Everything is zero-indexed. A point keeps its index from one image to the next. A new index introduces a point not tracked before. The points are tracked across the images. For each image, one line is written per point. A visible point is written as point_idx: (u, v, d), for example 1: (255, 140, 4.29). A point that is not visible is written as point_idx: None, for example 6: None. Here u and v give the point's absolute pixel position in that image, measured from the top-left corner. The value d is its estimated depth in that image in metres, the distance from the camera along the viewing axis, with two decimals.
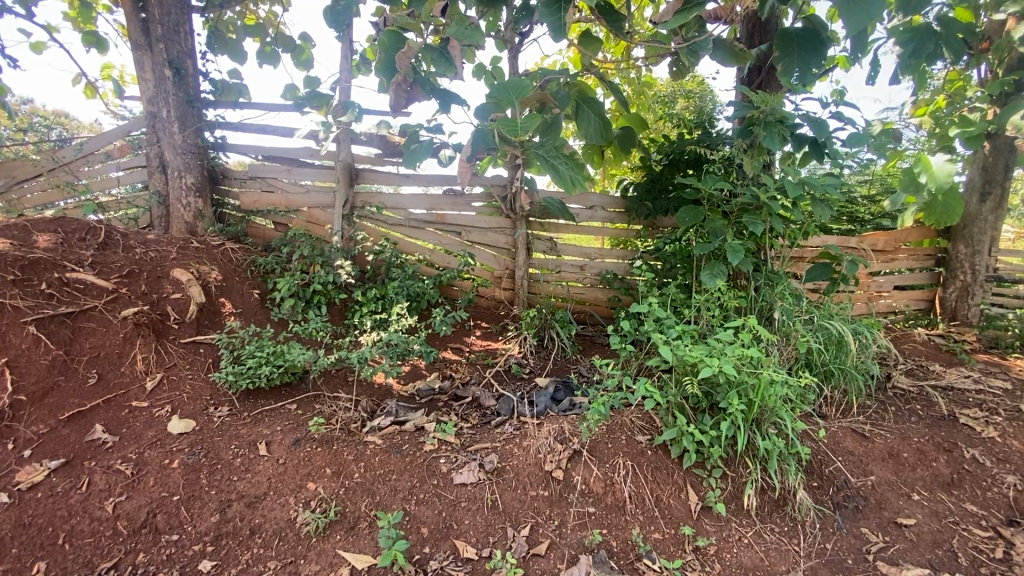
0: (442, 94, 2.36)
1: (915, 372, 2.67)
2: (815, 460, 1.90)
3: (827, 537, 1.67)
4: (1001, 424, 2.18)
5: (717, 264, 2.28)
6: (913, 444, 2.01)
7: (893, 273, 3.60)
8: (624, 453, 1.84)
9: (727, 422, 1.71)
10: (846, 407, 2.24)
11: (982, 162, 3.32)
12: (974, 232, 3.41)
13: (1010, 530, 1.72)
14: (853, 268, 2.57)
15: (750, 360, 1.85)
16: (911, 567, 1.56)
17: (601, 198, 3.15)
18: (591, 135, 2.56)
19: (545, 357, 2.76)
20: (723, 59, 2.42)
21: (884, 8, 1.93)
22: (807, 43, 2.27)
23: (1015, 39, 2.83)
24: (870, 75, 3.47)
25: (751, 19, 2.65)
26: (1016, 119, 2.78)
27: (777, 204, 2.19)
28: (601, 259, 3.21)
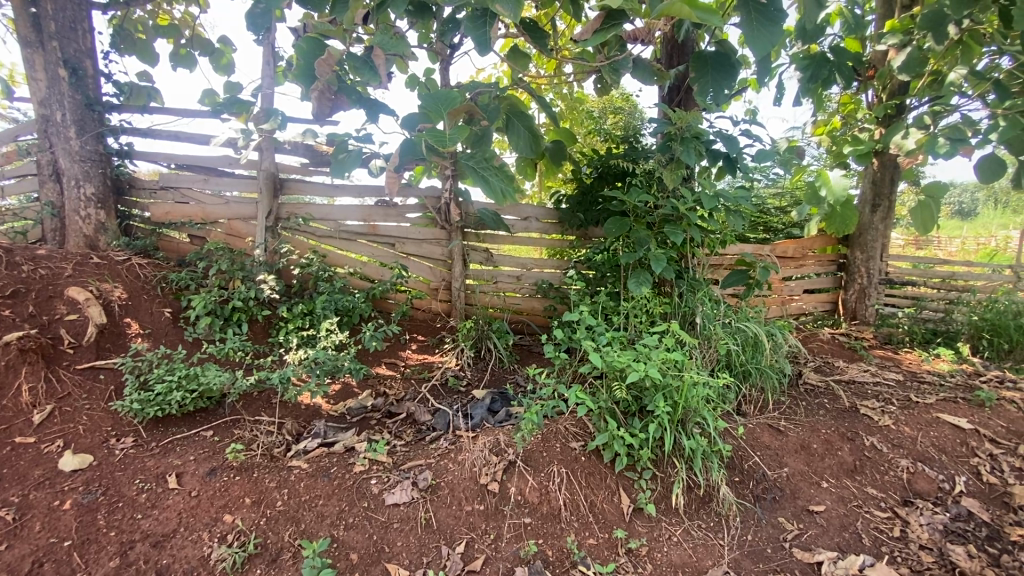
0: (368, 103, 2.30)
1: (823, 368, 2.89)
2: (736, 456, 2.00)
3: (748, 529, 1.77)
4: (895, 412, 2.41)
5: (643, 272, 2.37)
6: (821, 436, 2.18)
7: (802, 277, 3.89)
8: (559, 460, 1.85)
9: (655, 424, 1.77)
10: (763, 404, 2.39)
11: (873, 177, 3.70)
12: (868, 240, 3.78)
13: (904, 509, 1.90)
14: (766, 274, 2.76)
15: (675, 363, 1.94)
16: (822, 551, 1.69)
17: (535, 209, 3.20)
18: (522, 148, 2.59)
19: (482, 369, 2.74)
20: (641, 78, 2.50)
21: (784, 36, 2.11)
22: (720, 66, 2.43)
23: (896, 67, 3.17)
24: (777, 97, 3.77)
25: (669, 42, 2.83)
26: (898, 139, 3.12)
27: (695, 215, 2.32)
28: (537, 269, 3.24)
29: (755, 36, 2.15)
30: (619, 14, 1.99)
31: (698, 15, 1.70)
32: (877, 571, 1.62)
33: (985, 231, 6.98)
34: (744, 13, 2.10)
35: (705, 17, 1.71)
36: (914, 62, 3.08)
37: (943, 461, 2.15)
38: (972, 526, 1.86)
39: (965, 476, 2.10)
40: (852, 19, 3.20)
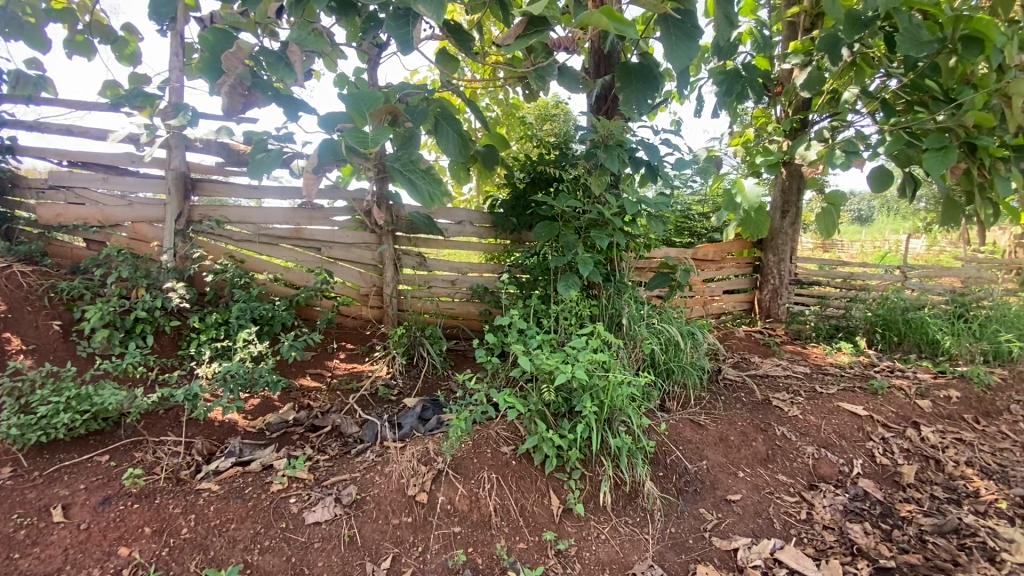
0: (286, 100, 2.19)
1: (740, 363, 3.08)
2: (660, 452, 2.06)
3: (671, 522, 1.83)
4: (802, 403, 2.61)
5: (571, 275, 2.41)
6: (738, 428, 2.31)
7: (722, 279, 4.12)
8: (489, 466, 1.84)
9: (583, 424, 1.80)
10: (685, 401, 2.50)
11: (783, 185, 3.99)
12: (779, 243, 4.07)
13: (810, 493, 2.05)
14: (687, 276, 2.92)
15: (601, 364, 1.98)
16: (738, 538, 1.79)
17: (469, 213, 3.18)
18: (452, 151, 2.54)
19: (414, 376, 2.68)
20: (567, 85, 2.60)
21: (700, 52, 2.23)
22: (642, 78, 2.52)
23: (799, 84, 3.43)
24: (697, 109, 3.99)
25: (596, 52, 2.90)
26: (802, 151, 3.39)
27: (620, 220, 2.40)
28: (472, 272, 3.24)
29: (675, 50, 2.24)
30: (542, 21, 2.01)
31: (615, 27, 1.75)
32: (786, 553, 1.73)
33: (878, 235, 7.76)
34: (666, 27, 2.20)
35: (622, 29, 1.76)
36: (814, 81, 3.35)
37: (843, 446, 2.34)
38: (866, 504, 2.04)
39: (862, 458, 2.30)
40: (761, 39, 3.44)
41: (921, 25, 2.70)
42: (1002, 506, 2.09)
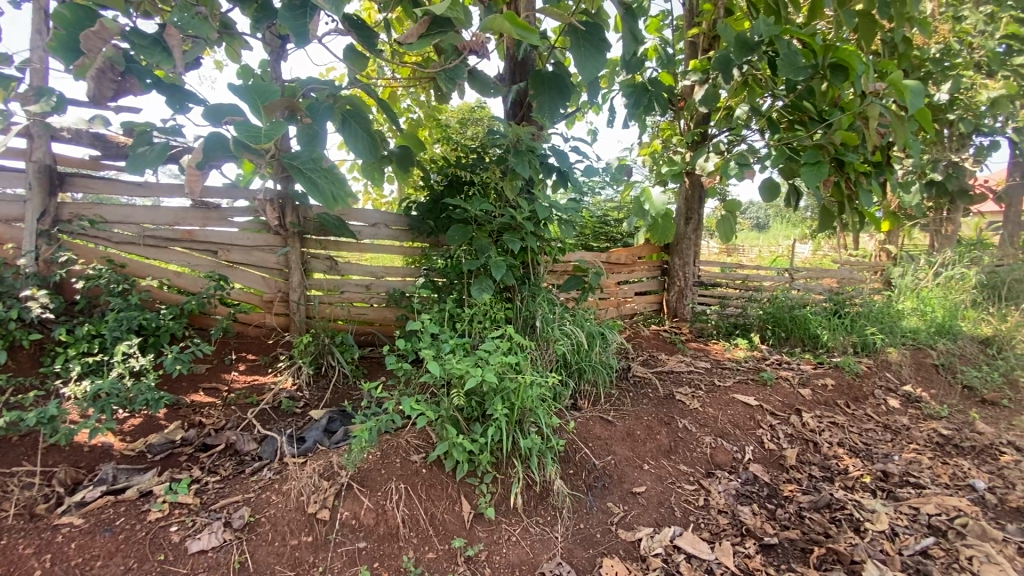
0: (166, 88, 2.00)
1: (648, 361, 3.24)
2: (569, 449, 2.11)
3: (580, 518, 1.88)
4: (702, 396, 2.79)
5: (485, 278, 2.41)
6: (644, 422, 2.42)
7: (634, 281, 4.30)
8: (398, 476, 1.78)
9: (493, 428, 1.80)
10: (596, 399, 2.59)
11: (687, 194, 4.27)
12: (684, 248, 4.33)
13: (708, 480, 2.20)
14: (598, 279, 3.03)
15: (512, 366, 1.99)
16: (641, 528, 1.87)
17: (383, 215, 3.08)
18: (362, 151, 2.43)
19: (322, 387, 2.55)
20: (479, 89, 2.61)
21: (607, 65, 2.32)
22: (553, 86, 2.57)
23: (698, 100, 3.69)
24: (610, 119, 4.16)
25: (511, 59, 2.93)
26: (701, 162, 3.64)
27: (531, 225, 2.43)
28: (386, 276, 3.11)
29: (584, 60, 2.31)
30: (444, 22, 2.01)
31: (517, 32, 1.79)
32: (684, 539, 1.84)
33: (771, 241, 8.56)
34: (575, 37, 2.27)
35: (524, 36, 1.80)
36: (711, 97, 3.62)
37: (737, 434, 2.53)
38: (755, 487, 2.22)
39: (753, 445, 2.50)
40: (664, 56, 3.67)
41: (798, 51, 3.01)
42: (865, 480, 2.36)
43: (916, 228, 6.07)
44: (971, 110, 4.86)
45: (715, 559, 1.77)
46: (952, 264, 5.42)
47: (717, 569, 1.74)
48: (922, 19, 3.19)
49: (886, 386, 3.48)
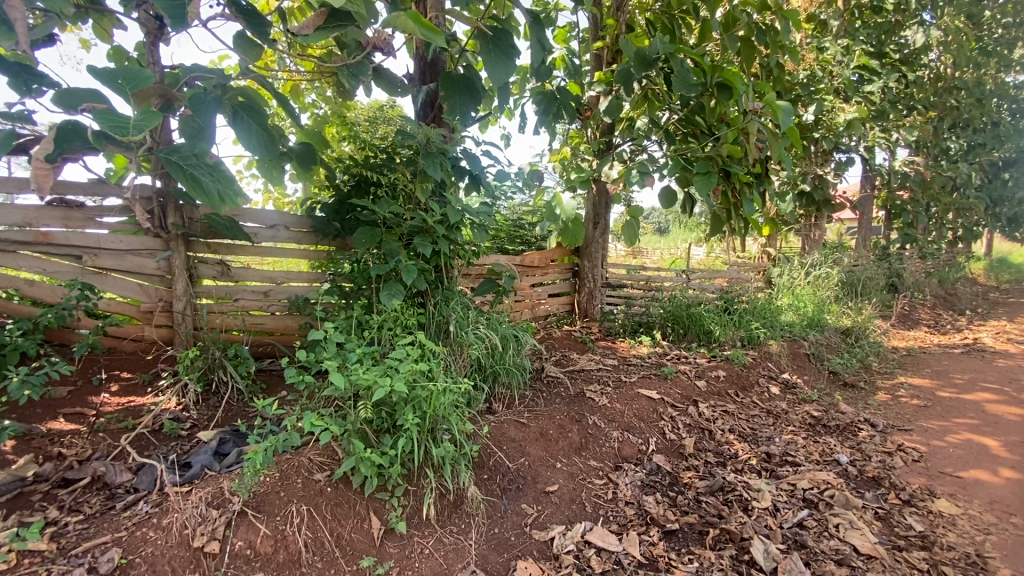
0: (11, 67, 1.71)
1: (561, 361, 3.33)
2: (483, 454, 2.09)
3: (494, 523, 1.88)
4: (610, 392, 2.91)
5: (395, 283, 2.31)
6: (556, 422, 2.47)
7: (546, 283, 4.37)
8: (299, 498, 1.67)
9: (404, 439, 1.73)
10: (509, 401, 2.61)
11: (594, 200, 4.43)
12: (592, 251, 4.50)
13: (616, 473, 2.30)
14: (511, 282, 3.04)
15: (423, 374, 1.94)
16: (554, 527, 1.91)
17: (282, 216, 2.85)
18: (260, 149, 2.13)
19: (213, 406, 2.33)
20: (386, 87, 2.53)
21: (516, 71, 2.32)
22: (463, 88, 2.52)
23: (603, 110, 3.87)
24: (521, 125, 4.23)
25: (421, 59, 2.87)
26: (607, 169, 3.82)
27: (442, 228, 2.37)
28: (287, 282, 2.91)
29: (494, 64, 2.30)
30: (344, 16, 1.93)
31: (422, 32, 1.75)
32: (594, 533, 1.90)
33: (671, 244, 9.20)
34: (483, 41, 2.25)
35: (429, 36, 1.77)
36: (614, 108, 3.81)
37: (642, 428, 2.68)
38: (658, 476, 2.36)
39: (656, 437, 2.66)
40: (572, 66, 3.79)
41: (689, 69, 3.26)
42: (753, 462, 2.60)
43: (791, 233, 6.81)
44: (832, 130, 5.55)
45: (623, 550, 1.85)
46: (819, 265, 6.16)
47: (625, 559, 1.82)
48: (792, 47, 3.59)
49: (768, 375, 3.87)
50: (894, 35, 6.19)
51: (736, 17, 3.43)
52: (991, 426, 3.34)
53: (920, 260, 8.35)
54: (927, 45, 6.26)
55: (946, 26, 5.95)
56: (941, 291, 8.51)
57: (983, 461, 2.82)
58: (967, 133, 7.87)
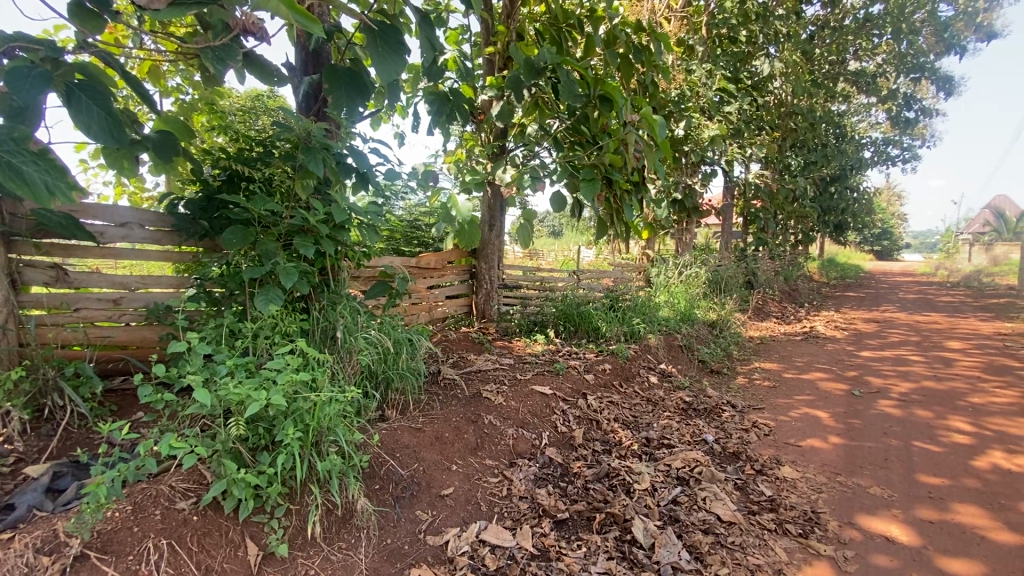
0: None
1: (458, 362, 3.32)
2: (374, 464, 2.02)
3: (387, 533, 1.82)
4: (505, 391, 2.96)
5: (273, 287, 2.10)
6: (452, 424, 2.45)
7: (444, 284, 4.33)
8: (157, 532, 1.48)
9: (283, 455, 1.60)
10: (403, 407, 2.55)
11: (489, 203, 4.43)
12: (488, 252, 4.55)
13: (510, 470, 2.35)
14: (405, 284, 2.90)
15: (306, 384, 1.81)
16: (449, 530, 1.90)
17: (136, 212, 2.51)
18: (98, 134, 1.69)
19: (46, 435, 1.97)
20: (258, 75, 2.33)
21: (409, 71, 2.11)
22: (351, 80, 2.22)
23: (495, 114, 3.93)
24: (414, 125, 4.16)
25: (302, 48, 2.71)
26: (501, 172, 3.88)
27: (326, 229, 2.23)
28: (144, 288, 2.57)
29: (383, 62, 2.09)
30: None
31: (297, 20, 1.57)
32: (489, 531, 1.92)
33: (563, 246, 9.64)
34: (368, 36, 2.05)
35: (306, 25, 1.59)
36: (506, 113, 3.89)
37: (535, 423, 2.76)
38: (550, 469, 2.45)
39: (548, 431, 2.76)
40: (463, 69, 3.80)
41: (574, 81, 3.44)
42: (635, 448, 2.81)
43: (667, 235, 7.49)
44: (698, 144, 6.20)
45: (516, 545, 1.89)
46: (690, 265, 6.83)
47: (517, 553, 1.86)
48: (663, 67, 3.93)
49: (649, 366, 4.21)
50: (747, 63, 7.06)
51: (616, 35, 3.70)
52: (823, 401, 3.95)
53: (769, 260, 9.64)
54: (771, 75, 7.24)
55: (785, 59, 6.92)
56: (785, 287, 9.90)
57: (817, 431, 3.33)
58: (803, 152, 9.24)
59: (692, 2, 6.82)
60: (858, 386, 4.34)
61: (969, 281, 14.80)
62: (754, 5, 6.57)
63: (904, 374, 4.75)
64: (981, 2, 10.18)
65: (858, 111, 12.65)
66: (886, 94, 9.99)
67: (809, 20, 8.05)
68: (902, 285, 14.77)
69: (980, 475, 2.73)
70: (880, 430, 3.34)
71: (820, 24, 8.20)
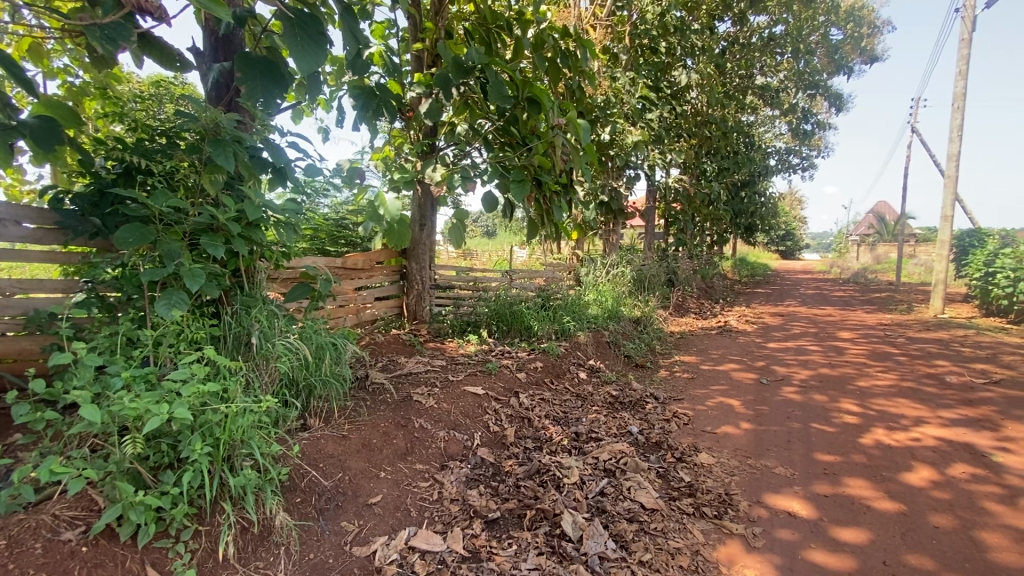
0: None
1: (387, 366, 3.23)
2: (295, 476, 1.91)
3: (309, 547, 1.73)
4: (437, 393, 2.92)
5: (177, 291, 1.93)
6: (380, 429, 2.38)
7: (373, 286, 4.20)
8: (38, 567, 1.32)
9: (189, 472, 1.48)
10: (328, 415, 2.44)
11: (419, 202, 4.36)
12: (419, 253, 4.47)
13: (442, 473, 2.32)
14: (328, 286, 2.77)
15: (215, 395, 1.68)
16: (377, 539, 1.84)
17: (13, 208, 2.22)
18: None
19: None
20: (159, 59, 2.15)
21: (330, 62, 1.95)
22: (267, 69, 2.03)
23: (423, 112, 3.87)
24: (339, 120, 4.00)
25: (210, 32, 2.52)
26: (430, 171, 3.81)
27: (238, 227, 2.08)
28: (24, 294, 2.26)
29: (302, 53, 1.92)
30: None
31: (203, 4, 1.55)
32: (419, 537, 1.89)
33: (496, 246, 9.70)
34: (283, 25, 1.87)
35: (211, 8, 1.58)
36: (434, 111, 3.85)
37: (466, 424, 2.75)
38: (482, 469, 2.45)
39: (481, 431, 2.76)
40: (390, 64, 3.71)
41: (502, 82, 3.45)
42: (564, 443, 2.87)
43: (596, 236, 7.75)
44: (623, 149, 6.46)
45: (446, 548, 1.87)
46: (617, 264, 7.11)
47: (448, 556, 1.84)
48: (588, 73, 4.06)
49: (578, 362, 4.33)
50: (666, 73, 7.45)
51: (544, 39, 3.76)
52: (735, 390, 4.26)
53: (689, 259, 10.25)
54: (688, 86, 7.69)
55: (700, 71, 7.37)
56: (703, 285, 10.58)
57: (730, 418, 3.58)
58: (717, 159, 9.91)
59: (615, 12, 7.11)
60: (765, 375, 4.73)
61: (857, 278, 16.57)
62: (672, 19, 6.96)
63: (804, 362, 5.23)
64: (863, 29, 11.43)
65: (764, 122, 13.77)
66: (788, 108, 10.95)
67: (721, 36, 8.63)
68: (801, 282, 16.29)
69: (866, 450, 3.06)
70: (783, 414, 3.65)
71: (730, 40, 8.81)
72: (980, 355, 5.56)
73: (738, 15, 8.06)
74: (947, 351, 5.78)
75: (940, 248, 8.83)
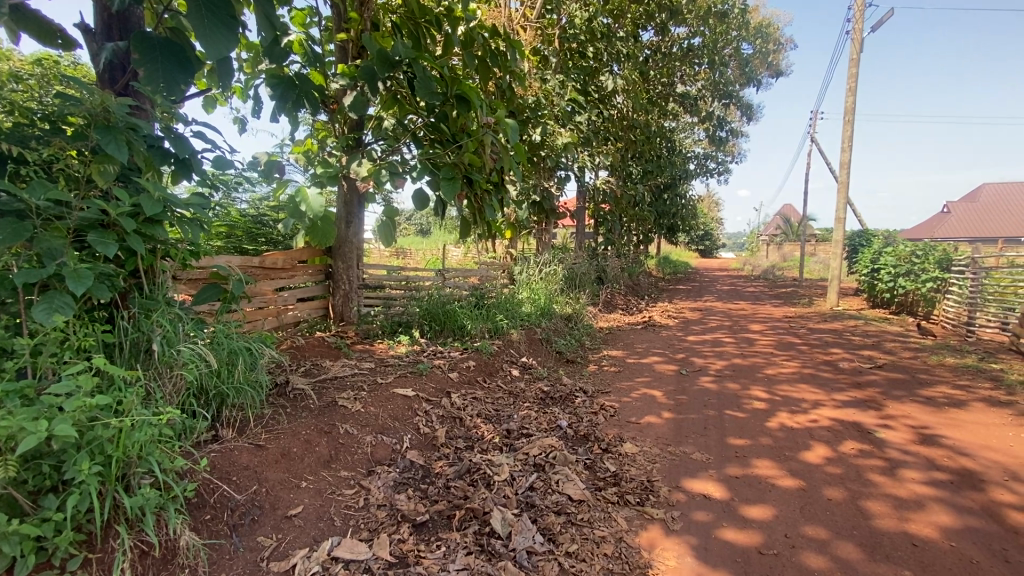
0: None
1: (311, 370, 3.08)
2: (204, 492, 1.78)
3: (220, 568, 1.62)
4: (364, 397, 2.82)
5: (61, 294, 1.73)
6: (301, 437, 2.27)
7: (295, 286, 3.98)
8: None
9: (75, 496, 1.34)
10: (242, 425, 2.28)
11: (344, 198, 4.18)
12: (346, 251, 4.29)
13: (368, 479, 2.25)
14: (241, 288, 2.55)
15: (106, 409, 1.53)
16: (297, 552, 1.75)
17: None
18: None
19: None
20: (36, 34, 1.91)
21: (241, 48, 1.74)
22: (169, 52, 1.83)
23: (347, 105, 3.69)
24: (255, 110, 3.76)
25: (100, 7, 2.27)
26: (355, 166, 3.65)
27: (134, 223, 1.89)
28: None
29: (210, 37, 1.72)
30: None
31: None
32: (343, 547, 1.82)
33: (429, 245, 9.53)
34: (186, 4, 1.65)
35: None
36: (359, 104, 3.69)
37: (395, 427, 2.68)
38: (411, 472, 2.40)
39: (410, 433, 2.70)
40: (311, 52, 3.52)
41: (430, 78, 3.41)
42: (495, 440, 2.88)
43: (529, 234, 7.84)
44: (553, 150, 6.58)
45: (372, 556, 1.81)
46: (548, 262, 7.24)
47: (374, 564, 1.79)
48: (518, 73, 4.08)
49: (511, 360, 4.36)
50: (594, 78, 7.68)
51: (473, 37, 3.73)
52: (659, 381, 4.48)
53: (617, 258, 10.65)
54: (615, 91, 7.96)
55: (625, 77, 7.67)
56: (630, 282, 11.04)
57: (653, 408, 3.76)
58: (642, 162, 10.36)
59: (545, 15, 7.23)
60: (686, 367, 5.01)
61: (766, 275, 17.98)
62: (599, 25, 7.18)
63: (719, 353, 5.61)
64: (770, 46, 12.42)
65: (684, 128, 14.58)
66: (705, 115, 11.66)
67: (645, 44, 9.03)
68: (719, 279, 17.42)
69: (772, 433, 3.33)
70: (701, 403, 3.89)
71: (653, 48, 9.23)
72: (866, 343, 6.23)
73: (659, 26, 8.47)
74: (841, 340, 6.41)
75: (835, 247, 9.79)
